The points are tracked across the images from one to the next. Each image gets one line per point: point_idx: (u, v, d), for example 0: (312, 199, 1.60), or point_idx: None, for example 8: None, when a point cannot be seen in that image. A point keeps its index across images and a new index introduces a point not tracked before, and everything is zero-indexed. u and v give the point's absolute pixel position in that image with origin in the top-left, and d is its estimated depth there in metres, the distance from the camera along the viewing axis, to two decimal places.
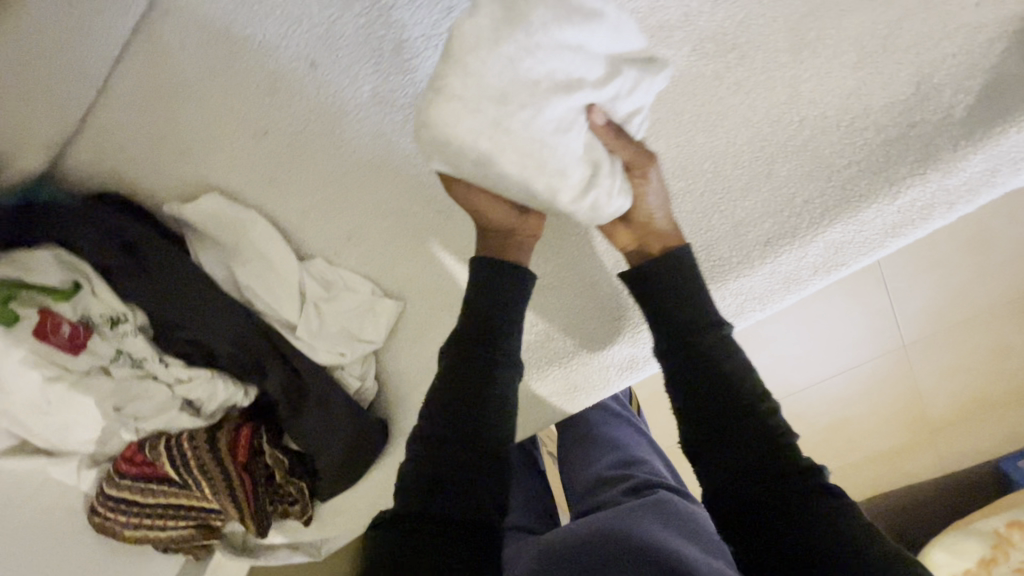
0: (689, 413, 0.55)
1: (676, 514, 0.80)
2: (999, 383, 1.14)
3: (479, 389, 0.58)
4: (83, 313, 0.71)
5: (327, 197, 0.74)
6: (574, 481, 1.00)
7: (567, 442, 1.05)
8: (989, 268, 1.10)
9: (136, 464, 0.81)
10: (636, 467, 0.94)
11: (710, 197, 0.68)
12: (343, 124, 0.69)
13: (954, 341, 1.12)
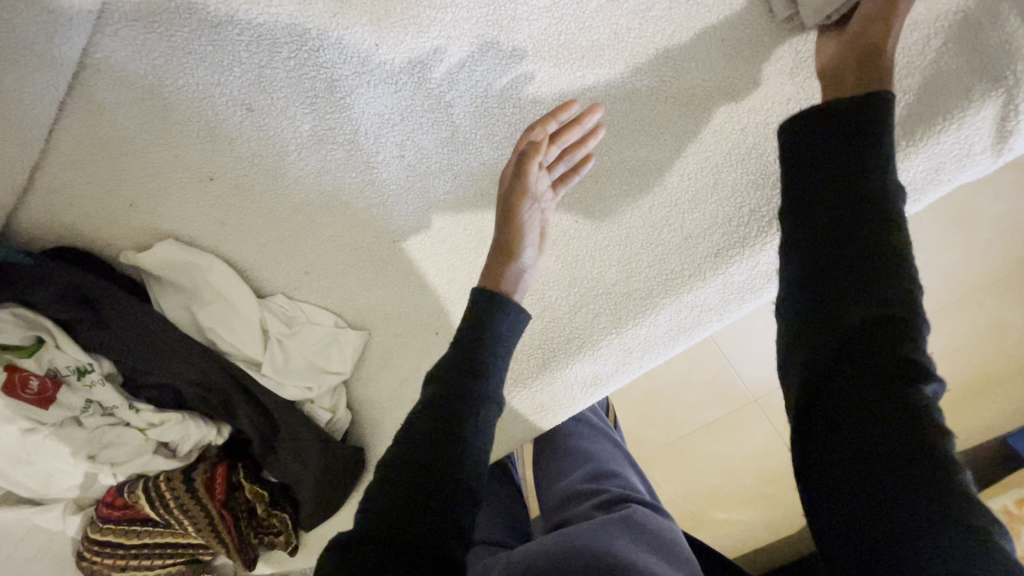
0: (802, 285, 0.43)
1: (649, 532, 0.80)
2: (993, 364, 1.11)
3: (464, 406, 0.55)
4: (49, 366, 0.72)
5: (279, 235, 0.75)
6: (547, 494, 0.99)
7: (545, 453, 1.05)
8: (978, 247, 1.05)
9: (117, 508, 0.82)
10: (609, 480, 0.93)
11: (657, 211, 0.68)
12: (287, 163, 0.70)
13: (943, 323, 1.09)
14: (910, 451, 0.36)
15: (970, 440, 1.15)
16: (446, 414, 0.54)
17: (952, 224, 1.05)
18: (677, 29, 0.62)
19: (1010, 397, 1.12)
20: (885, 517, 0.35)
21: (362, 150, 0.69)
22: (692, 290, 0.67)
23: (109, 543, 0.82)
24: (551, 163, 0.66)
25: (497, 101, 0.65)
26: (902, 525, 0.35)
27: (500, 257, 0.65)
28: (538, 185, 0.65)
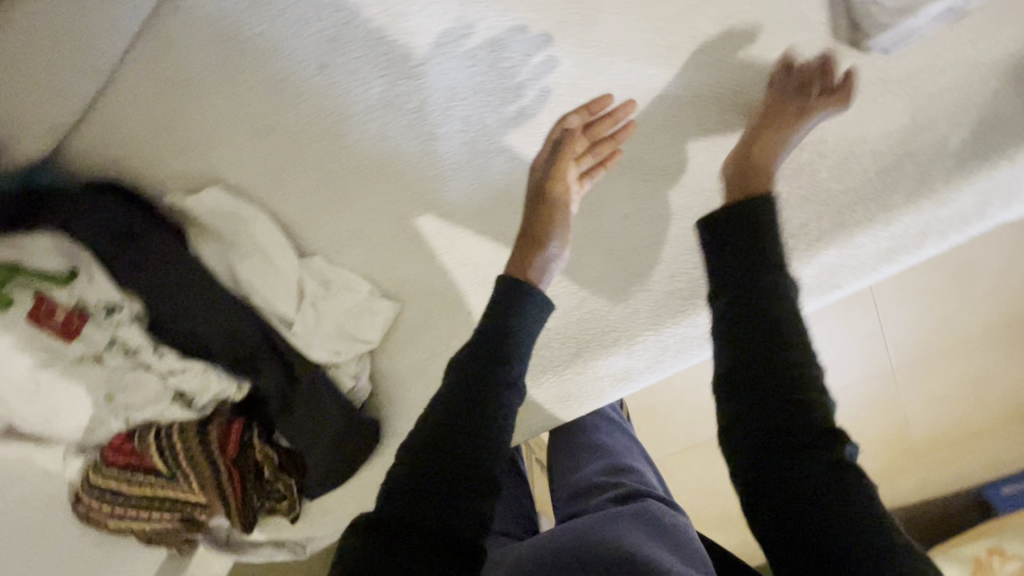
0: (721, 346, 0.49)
1: (664, 527, 0.83)
2: (984, 410, 1.15)
3: (486, 401, 0.55)
4: (79, 299, 0.71)
5: (328, 196, 0.74)
6: (563, 487, 1.03)
7: (564, 447, 1.09)
8: (975, 296, 1.09)
9: (123, 455, 0.80)
10: (626, 475, 0.97)
11: (707, 216, 0.69)
12: (349, 125, 0.70)
13: (940, 366, 1.13)
14: (844, 498, 0.41)
15: (957, 486, 1.17)
16: (468, 408, 0.54)
17: (960, 269, 1.09)
18: (749, 43, 0.63)
19: (996, 444, 1.16)
20: (824, 542, 0.40)
21: (427, 120, 0.69)
22: None
23: (109, 489, 0.80)
24: (580, 157, 0.67)
25: (565, 90, 0.67)
26: (843, 550, 0.39)
27: (530, 246, 0.64)
28: (566, 177, 0.66)
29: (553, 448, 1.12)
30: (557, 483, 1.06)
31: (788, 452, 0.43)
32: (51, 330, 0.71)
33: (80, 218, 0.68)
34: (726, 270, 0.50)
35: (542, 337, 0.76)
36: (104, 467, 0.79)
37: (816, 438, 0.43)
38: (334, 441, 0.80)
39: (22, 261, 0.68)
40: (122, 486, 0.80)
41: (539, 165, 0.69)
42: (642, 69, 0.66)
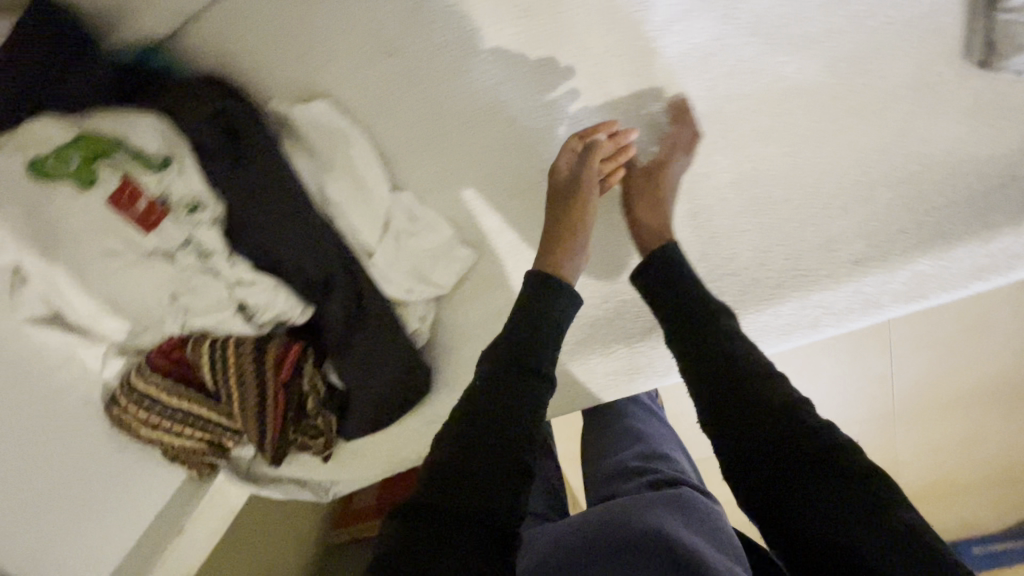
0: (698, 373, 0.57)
1: (699, 513, 0.89)
2: (986, 464, 1.17)
3: (517, 394, 0.55)
4: (165, 190, 0.69)
5: (432, 131, 0.74)
6: (599, 467, 1.09)
7: (599, 433, 1.15)
8: (982, 354, 1.10)
9: (171, 360, 0.77)
10: (660, 463, 1.02)
11: (805, 212, 0.70)
12: (472, 63, 0.70)
13: (938, 420, 1.15)
14: (862, 500, 0.47)
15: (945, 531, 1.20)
16: (502, 400, 0.55)
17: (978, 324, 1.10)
18: (880, 47, 0.65)
19: (995, 499, 1.18)
20: (828, 543, 0.46)
21: (554, 72, 0.69)
22: (824, 290, 0.70)
23: (150, 395, 0.77)
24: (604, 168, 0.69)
25: (697, 64, 0.67)
26: (845, 546, 0.45)
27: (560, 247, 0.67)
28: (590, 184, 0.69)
29: (587, 431, 1.18)
30: (590, 462, 1.13)
31: (801, 473, 0.49)
32: (129, 217, 0.68)
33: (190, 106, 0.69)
34: (677, 312, 0.60)
35: (618, 306, 0.77)
36: (148, 370, 0.76)
37: (816, 455, 0.49)
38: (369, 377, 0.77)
39: (122, 138, 0.67)
40: (164, 393, 0.78)
41: (562, 172, 0.70)
42: (775, 56, 0.65)
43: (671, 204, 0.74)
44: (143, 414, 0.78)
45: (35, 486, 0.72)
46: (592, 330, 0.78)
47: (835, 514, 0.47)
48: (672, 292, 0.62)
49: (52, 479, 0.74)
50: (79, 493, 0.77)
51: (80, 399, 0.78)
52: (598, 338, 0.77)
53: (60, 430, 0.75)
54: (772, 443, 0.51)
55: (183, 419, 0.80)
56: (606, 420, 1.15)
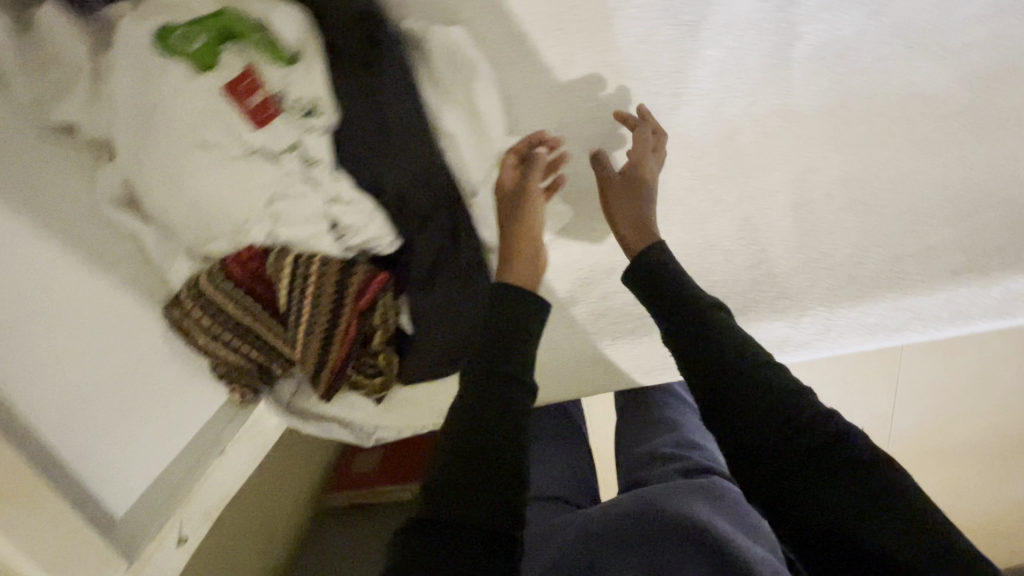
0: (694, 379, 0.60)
1: (729, 503, 0.90)
2: (983, 509, 1.21)
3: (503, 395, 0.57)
4: (283, 88, 0.66)
5: (558, 79, 0.72)
6: (631, 451, 1.10)
7: (634, 417, 1.15)
8: (984, 403, 1.16)
9: (248, 270, 0.74)
10: (693, 451, 1.02)
11: (908, 218, 0.72)
12: (614, 18, 0.69)
13: (939, 458, 1.19)
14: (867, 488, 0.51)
15: None
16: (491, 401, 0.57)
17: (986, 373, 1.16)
18: (1009, 69, 0.67)
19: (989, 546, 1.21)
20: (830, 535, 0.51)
21: (694, 40, 0.69)
22: (916, 295, 0.72)
23: (216, 303, 0.74)
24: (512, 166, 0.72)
25: (836, 56, 0.68)
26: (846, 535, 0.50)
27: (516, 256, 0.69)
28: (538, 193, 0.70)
29: (620, 414, 1.19)
30: (623, 445, 1.14)
31: (797, 471, 0.53)
32: (242, 109, 0.66)
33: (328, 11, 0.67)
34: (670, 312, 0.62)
35: (708, 286, 0.78)
36: (223, 276, 0.73)
37: (815, 453, 0.53)
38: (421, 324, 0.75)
39: (256, 27, 0.64)
40: (231, 304, 0.74)
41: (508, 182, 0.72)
42: (911, 61, 0.67)
43: (779, 192, 0.75)
44: (204, 322, 0.74)
45: (94, 376, 0.64)
46: None
47: (840, 505, 0.51)
48: (660, 296, 0.64)
49: (110, 373, 0.66)
50: (134, 396, 0.69)
51: (141, 295, 0.73)
52: None
53: (120, 322, 0.69)
54: (774, 439, 0.54)
55: (245, 334, 0.77)
56: (637, 407, 1.16)
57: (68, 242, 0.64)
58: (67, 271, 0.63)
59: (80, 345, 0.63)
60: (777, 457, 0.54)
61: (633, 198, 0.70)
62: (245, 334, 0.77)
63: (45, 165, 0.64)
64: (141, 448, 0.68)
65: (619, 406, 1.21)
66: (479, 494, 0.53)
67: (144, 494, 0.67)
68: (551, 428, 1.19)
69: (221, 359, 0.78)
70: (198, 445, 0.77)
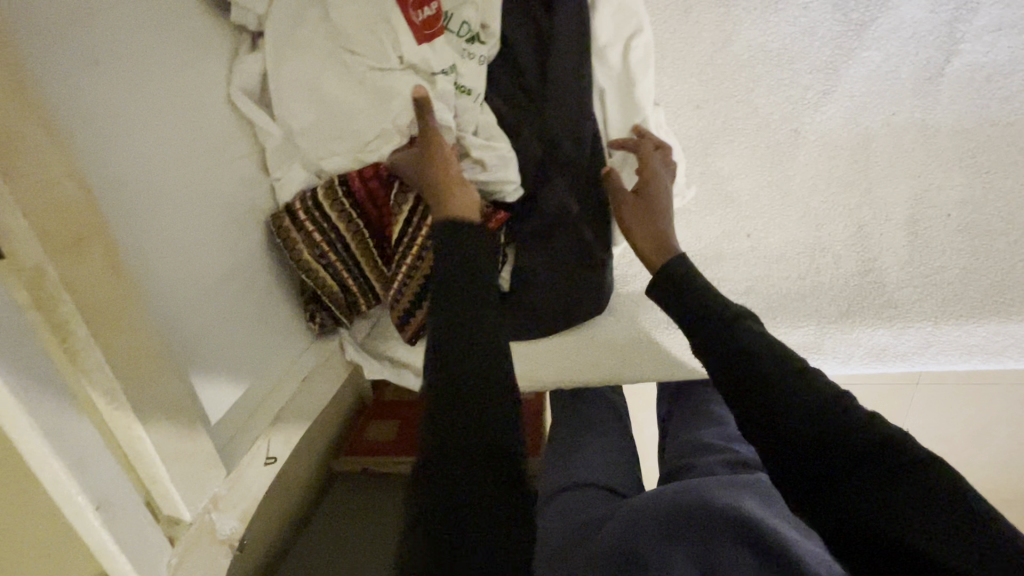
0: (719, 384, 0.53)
1: (773, 497, 0.89)
2: None
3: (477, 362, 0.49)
4: (451, 13, 0.67)
5: (712, 59, 0.74)
6: (672, 439, 1.09)
7: (679, 410, 1.13)
8: None
9: (367, 186, 0.70)
10: (737, 445, 1.02)
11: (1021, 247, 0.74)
12: (786, 5, 0.71)
13: None
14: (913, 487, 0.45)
15: None
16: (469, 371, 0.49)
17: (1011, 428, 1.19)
18: None
19: None
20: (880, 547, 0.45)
21: (858, 40, 0.71)
22: (1020, 323, 0.74)
23: (329, 215, 0.70)
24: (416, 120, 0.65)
25: (984, 80, 0.71)
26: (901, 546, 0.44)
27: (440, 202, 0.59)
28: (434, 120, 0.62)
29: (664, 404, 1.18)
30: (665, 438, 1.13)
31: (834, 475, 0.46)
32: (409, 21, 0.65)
33: None
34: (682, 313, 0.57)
35: (814, 286, 0.78)
36: (342, 190, 0.69)
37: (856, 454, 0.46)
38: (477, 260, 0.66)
39: None
40: (342, 219, 0.71)
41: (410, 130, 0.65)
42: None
43: (900, 204, 0.76)
44: (312, 233, 0.69)
45: (211, 269, 0.60)
46: (780, 303, 0.79)
47: (889, 512, 0.44)
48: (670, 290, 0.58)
49: (223, 270, 0.62)
50: (239, 299, 0.65)
51: (254, 197, 0.69)
52: (786, 312, 0.78)
53: (236, 220, 0.65)
54: (800, 441, 0.48)
55: (348, 255, 0.73)
56: (683, 400, 1.15)
57: (204, 123, 0.61)
58: (201, 153, 0.59)
59: (202, 233, 0.59)
60: (809, 462, 0.47)
61: (645, 214, 0.66)
62: (348, 255, 0.73)
63: (196, 38, 0.60)
64: (240, 355, 0.64)
65: (663, 398, 1.20)
66: (465, 462, 0.47)
67: (236, 405, 0.62)
68: (594, 418, 1.16)
69: (317, 278, 0.72)
70: (283, 367, 0.72)
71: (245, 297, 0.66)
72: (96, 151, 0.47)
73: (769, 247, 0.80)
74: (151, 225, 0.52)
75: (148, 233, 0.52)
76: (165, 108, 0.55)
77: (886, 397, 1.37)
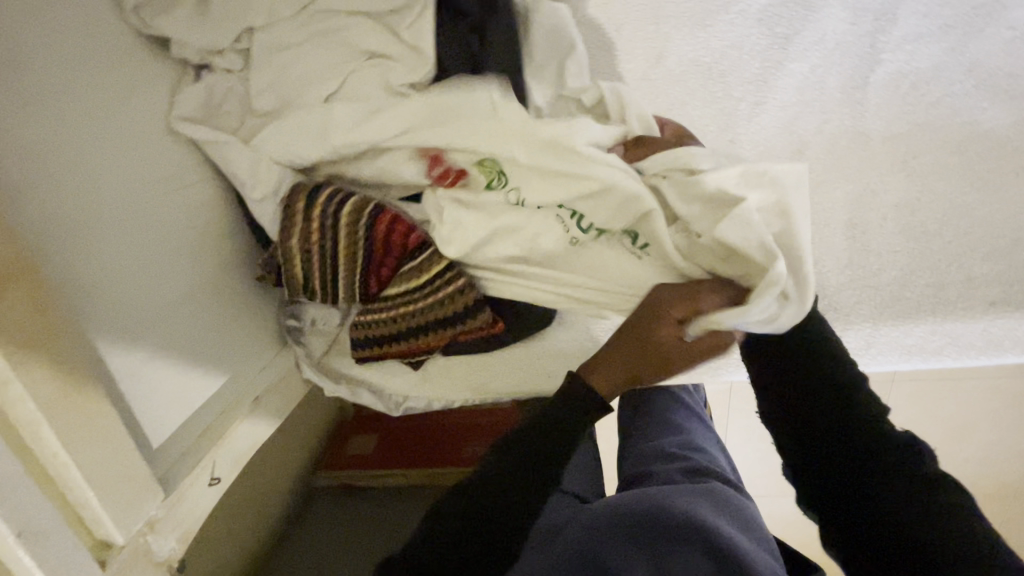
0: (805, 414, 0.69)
1: (730, 506, 0.95)
2: None
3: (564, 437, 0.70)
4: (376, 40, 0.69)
5: (643, 74, 0.75)
6: (636, 448, 1.13)
7: (643, 418, 1.17)
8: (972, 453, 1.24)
9: (383, 228, 0.71)
10: (697, 454, 1.06)
11: (957, 247, 0.74)
12: (711, 23, 0.74)
13: None
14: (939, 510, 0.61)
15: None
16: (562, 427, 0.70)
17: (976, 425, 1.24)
18: None
19: None
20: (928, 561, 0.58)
21: (785, 50, 0.74)
22: (958, 322, 0.75)
23: (337, 223, 0.71)
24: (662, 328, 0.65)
25: (910, 86, 0.74)
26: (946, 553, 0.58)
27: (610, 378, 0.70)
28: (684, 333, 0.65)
29: (628, 413, 1.21)
30: (630, 444, 1.16)
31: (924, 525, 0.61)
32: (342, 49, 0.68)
33: None
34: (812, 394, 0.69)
35: None
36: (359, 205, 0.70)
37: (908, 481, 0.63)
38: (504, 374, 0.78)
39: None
40: (346, 245, 0.72)
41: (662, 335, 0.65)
42: (965, 109, 0.73)
43: (838, 208, 0.76)
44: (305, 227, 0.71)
45: (150, 296, 0.62)
46: None
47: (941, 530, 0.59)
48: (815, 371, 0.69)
49: (166, 297, 0.64)
50: (184, 324, 0.66)
51: (200, 224, 0.70)
52: None
53: (181, 247, 0.67)
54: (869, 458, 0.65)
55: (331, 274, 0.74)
56: (644, 407, 1.18)
57: (143, 156, 0.62)
58: (142, 185, 0.62)
59: (142, 262, 0.61)
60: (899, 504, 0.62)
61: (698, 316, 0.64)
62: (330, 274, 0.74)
63: (132, 75, 0.62)
64: (185, 379, 0.65)
65: (627, 406, 1.23)
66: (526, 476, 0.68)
67: (180, 427, 0.64)
68: None
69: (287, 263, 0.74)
70: (233, 389, 0.73)
71: (192, 321, 0.68)
72: (23, 185, 0.48)
73: None
74: (82, 256, 0.54)
75: (77, 264, 0.53)
76: (98, 144, 0.57)
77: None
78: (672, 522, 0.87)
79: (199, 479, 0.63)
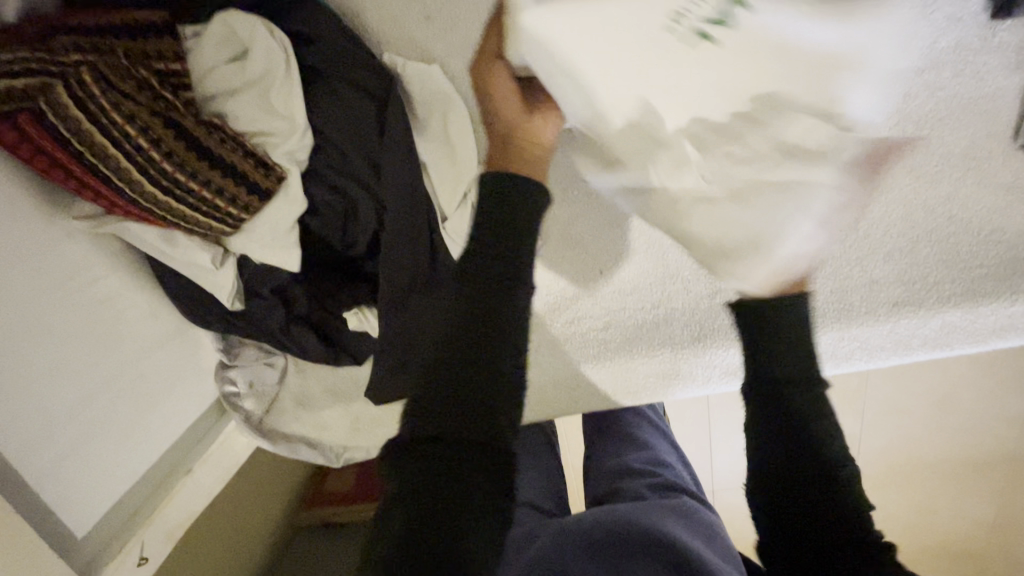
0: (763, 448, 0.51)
1: (698, 522, 0.86)
2: (925, 528, 1.35)
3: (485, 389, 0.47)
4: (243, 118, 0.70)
5: None
6: (601, 465, 1.08)
7: (605, 432, 1.14)
8: (943, 428, 1.27)
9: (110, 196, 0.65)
10: (664, 469, 1.01)
11: (856, 251, 0.76)
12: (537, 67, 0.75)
13: (883, 483, 1.32)
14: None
15: None
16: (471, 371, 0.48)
17: (942, 404, 1.26)
18: (944, 117, 0.72)
19: (923, 562, 1.36)
20: None
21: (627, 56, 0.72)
22: (863, 326, 0.75)
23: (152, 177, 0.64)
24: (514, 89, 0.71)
25: None
26: None
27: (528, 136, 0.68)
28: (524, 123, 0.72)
29: (590, 432, 1.17)
30: (592, 464, 1.12)
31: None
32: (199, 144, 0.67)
33: (312, 50, 0.73)
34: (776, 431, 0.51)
35: (667, 313, 0.82)
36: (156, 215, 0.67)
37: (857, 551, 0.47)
38: (331, 356, 0.86)
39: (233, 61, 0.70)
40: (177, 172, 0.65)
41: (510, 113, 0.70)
42: (988, 62, 0.69)
43: None
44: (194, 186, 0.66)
45: (68, 394, 0.66)
46: (639, 334, 0.82)
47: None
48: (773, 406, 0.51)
49: (83, 393, 0.68)
50: (104, 414, 0.70)
51: (115, 312, 0.73)
52: (644, 341, 0.82)
53: (95, 342, 0.70)
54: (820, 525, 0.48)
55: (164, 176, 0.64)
56: (610, 425, 1.15)
57: (50, 261, 0.65)
58: (43, 291, 0.63)
59: (53, 369, 0.64)
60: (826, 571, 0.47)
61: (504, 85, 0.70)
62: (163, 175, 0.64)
63: (37, 193, 0.63)
64: (108, 468, 0.71)
65: (590, 423, 1.20)
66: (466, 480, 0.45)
67: (107, 512, 0.71)
68: (528, 440, 1.14)
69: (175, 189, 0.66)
70: (163, 466, 0.80)
71: (112, 411, 0.71)
72: None
73: (622, 279, 0.83)
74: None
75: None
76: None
77: (837, 378, 1.30)
78: (642, 539, 0.78)
79: (126, 559, 0.71)
